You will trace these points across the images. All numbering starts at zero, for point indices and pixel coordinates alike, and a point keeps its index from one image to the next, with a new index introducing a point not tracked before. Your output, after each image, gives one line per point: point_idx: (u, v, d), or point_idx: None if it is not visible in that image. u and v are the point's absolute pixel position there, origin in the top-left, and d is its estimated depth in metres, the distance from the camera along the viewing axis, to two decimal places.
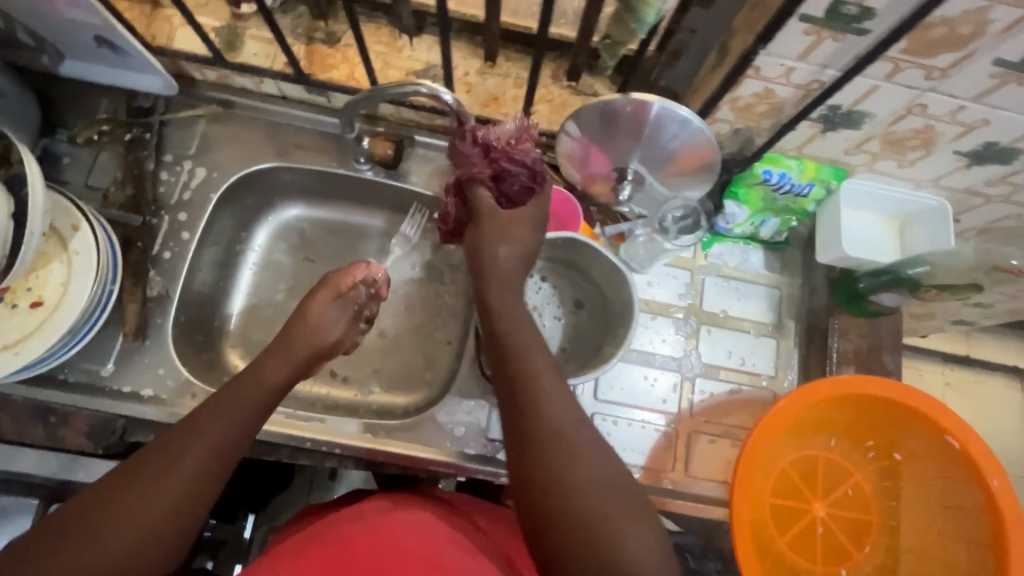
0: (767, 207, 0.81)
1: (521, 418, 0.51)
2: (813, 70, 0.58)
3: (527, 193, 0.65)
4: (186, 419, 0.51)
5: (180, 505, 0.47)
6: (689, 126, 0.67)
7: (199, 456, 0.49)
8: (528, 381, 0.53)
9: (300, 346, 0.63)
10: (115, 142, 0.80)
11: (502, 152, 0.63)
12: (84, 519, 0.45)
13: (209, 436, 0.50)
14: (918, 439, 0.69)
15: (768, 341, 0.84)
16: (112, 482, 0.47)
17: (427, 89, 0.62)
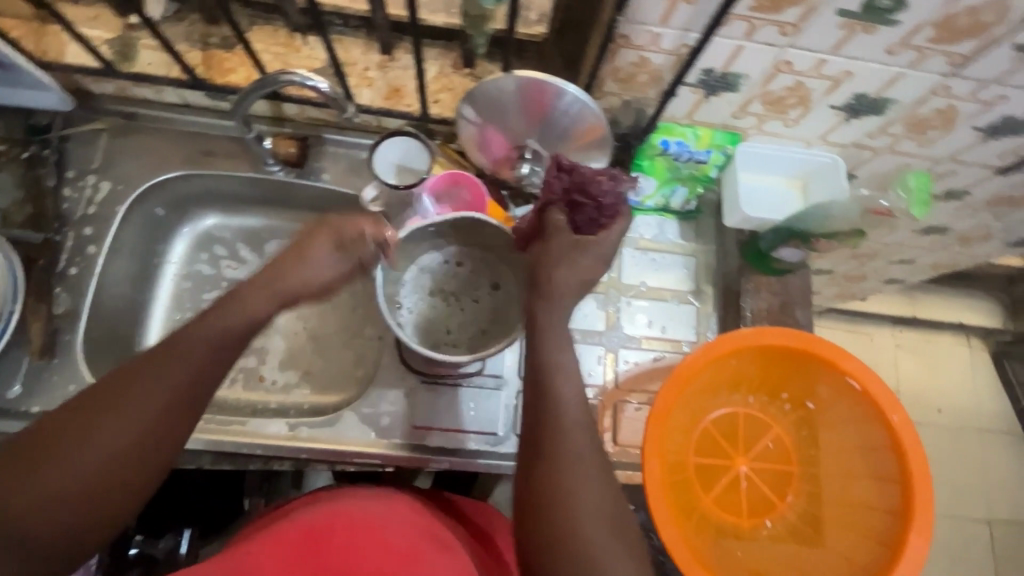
0: (673, 177, 0.84)
1: (548, 431, 0.53)
2: (677, 35, 0.60)
3: (595, 224, 0.62)
4: (156, 351, 0.53)
5: (139, 432, 0.50)
6: (575, 101, 0.68)
7: (159, 388, 0.51)
8: (551, 400, 0.54)
9: (266, 290, 0.58)
10: (14, 162, 0.79)
11: (578, 181, 0.62)
12: (58, 439, 0.49)
13: (172, 368, 0.52)
14: (826, 386, 0.72)
15: (688, 307, 0.86)
16: (95, 400, 0.50)
17: (299, 78, 0.63)
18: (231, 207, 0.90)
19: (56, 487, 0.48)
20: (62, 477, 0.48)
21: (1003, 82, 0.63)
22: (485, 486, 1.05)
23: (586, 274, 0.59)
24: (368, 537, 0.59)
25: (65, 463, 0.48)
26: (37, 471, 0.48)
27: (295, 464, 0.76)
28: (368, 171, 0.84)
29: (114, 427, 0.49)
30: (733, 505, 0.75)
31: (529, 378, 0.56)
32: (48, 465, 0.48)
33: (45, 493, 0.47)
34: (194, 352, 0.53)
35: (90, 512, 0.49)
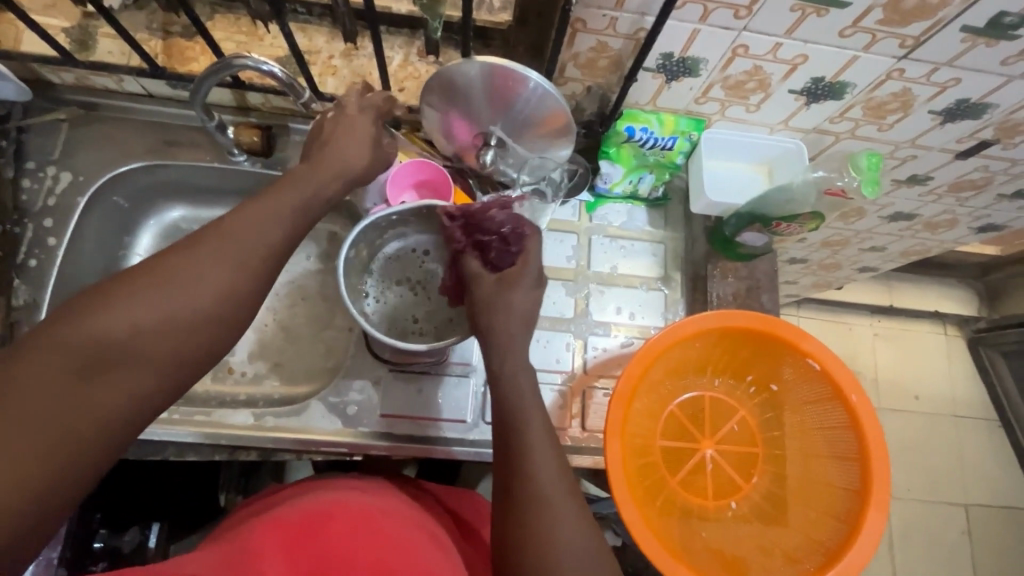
0: (640, 164, 0.84)
1: (514, 474, 0.53)
2: (633, 19, 0.61)
3: (508, 254, 0.65)
4: (239, 212, 0.51)
5: (225, 286, 0.47)
6: (537, 89, 0.66)
7: (246, 244, 0.49)
8: (516, 430, 0.55)
9: (335, 166, 0.60)
10: None
11: (474, 225, 0.68)
12: (132, 284, 0.44)
13: (259, 228, 0.50)
14: (789, 368, 0.72)
15: (657, 294, 0.86)
16: (164, 261, 0.46)
17: (253, 61, 0.63)
18: (198, 198, 0.89)
19: (127, 328, 0.42)
20: (133, 324, 0.42)
21: (956, 64, 0.64)
22: (462, 476, 1.05)
23: (519, 306, 0.62)
24: (368, 526, 0.58)
25: (139, 307, 0.43)
26: (108, 312, 0.42)
27: (260, 454, 0.76)
28: None
29: (203, 275, 0.46)
30: (700, 488, 0.75)
31: (495, 416, 0.57)
32: (119, 306, 0.42)
33: (109, 336, 0.41)
34: (280, 214, 0.53)
35: (155, 372, 0.43)
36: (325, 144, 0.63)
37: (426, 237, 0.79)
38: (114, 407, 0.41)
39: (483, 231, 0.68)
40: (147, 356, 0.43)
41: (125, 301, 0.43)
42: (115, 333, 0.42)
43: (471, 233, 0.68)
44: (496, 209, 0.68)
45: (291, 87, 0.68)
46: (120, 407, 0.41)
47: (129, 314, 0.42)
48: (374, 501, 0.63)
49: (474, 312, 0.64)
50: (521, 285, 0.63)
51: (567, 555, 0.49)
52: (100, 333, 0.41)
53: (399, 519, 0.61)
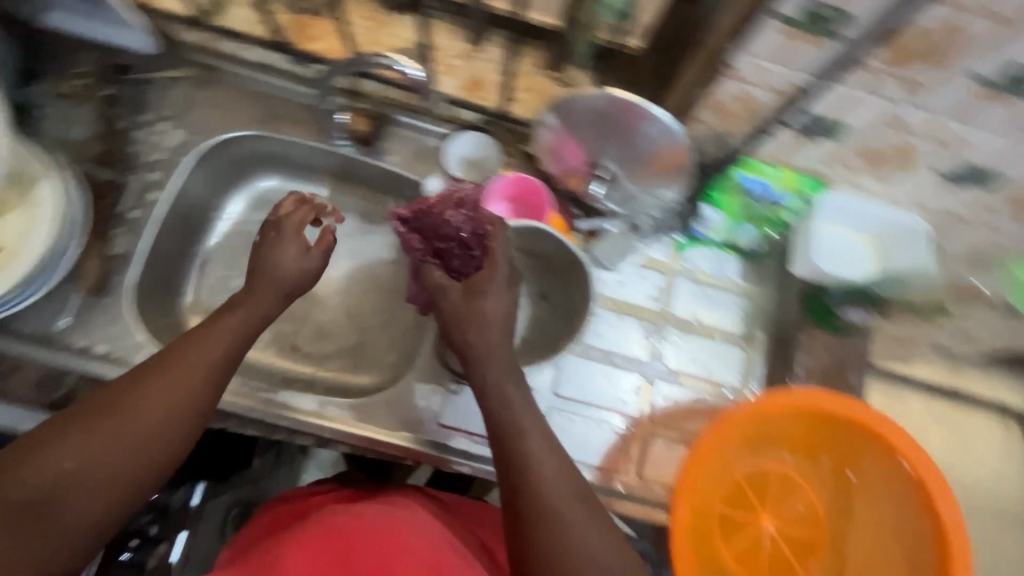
0: (745, 215, 0.80)
1: (522, 486, 0.50)
2: (789, 74, 0.57)
3: (472, 260, 0.65)
4: (185, 340, 0.53)
5: (160, 416, 0.49)
6: (659, 125, 0.67)
7: (191, 369, 0.51)
8: (516, 442, 0.51)
9: (269, 281, 0.59)
10: (94, 98, 0.80)
11: (429, 230, 0.68)
12: (77, 423, 0.47)
13: (200, 353, 0.52)
14: (872, 458, 0.68)
15: (736, 351, 0.83)
16: (110, 394, 0.49)
17: (386, 61, 0.60)
18: (292, 172, 0.90)
19: (65, 470, 0.45)
20: (73, 463, 0.45)
21: None
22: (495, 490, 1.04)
23: (491, 308, 0.57)
24: (388, 538, 0.59)
25: (80, 446, 0.46)
26: (53, 455, 0.45)
27: (314, 442, 0.76)
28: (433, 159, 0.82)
29: (140, 408, 0.48)
30: (753, 563, 0.71)
31: (488, 432, 0.54)
32: (62, 448, 0.45)
33: (50, 480, 0.44)
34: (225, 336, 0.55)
35: (92, 506, 0.45)
36: (253, 268, 0.61)
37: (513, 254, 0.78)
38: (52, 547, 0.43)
39: (447, 238, 0.67)
40: (90, 488, 0.45)
41: (68, 442, 0.46)
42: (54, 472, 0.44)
43: (430, 241, 0.67)
44: (450, 212, 0.67)
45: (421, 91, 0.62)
46: (57, 544, 0.44)
47: (68, 455, 0.45)
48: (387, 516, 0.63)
49: (449, 326, 0.59)
50: (494, 297, 0.57)
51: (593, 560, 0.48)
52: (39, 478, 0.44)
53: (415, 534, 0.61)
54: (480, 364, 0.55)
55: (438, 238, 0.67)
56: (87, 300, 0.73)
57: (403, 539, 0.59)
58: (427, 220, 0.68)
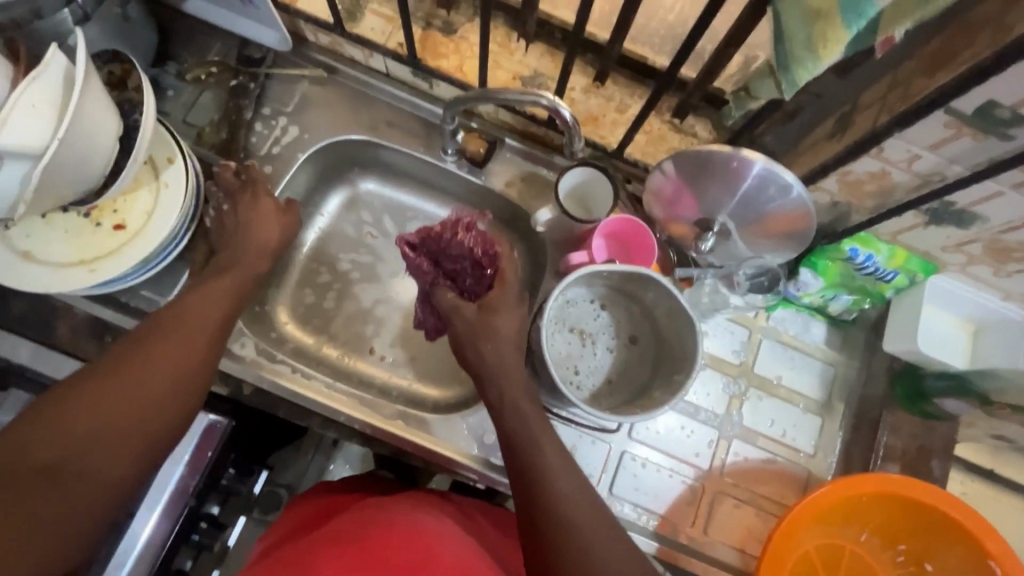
0: (843, 284, 0.78)
1: (538, 505, 0.53)
2: (938, 162, 0.57)
3: (485, 278, 0.68)
4: (183, 309, 0.61)
5: (167, 372, 0.56)
6: (789, 193, 0.65)
7: (195, 329, 0.59)
8: (534, 454, 0.55)
9: (258, 245, 0.69)
10: (220, 86, 0.82)
11: (440, 253, 0.69)
12: (88, 387, 0.52)
13: (199, 323, 0.60)
14: (957, 558, 0.67)
15: (814, 419, 0.81)
16: (117, 361, 0.55)
17: (548, 102, 0.62)
18: (392, 178, 0.91)
19: (81, 431, 0.50)
20: (85, 423, 0.51)
21: None
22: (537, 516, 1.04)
23: (506, 329, 0.61)
24: (420, 548, 0.59)
25: (95, 407, 0.51)
26: (69, 417, 0.51)
27: (392, 450, 0.78)
28: (536, 187, 0.83)
29: (148, 370, 0.55)
30: None
31: (505, 453, 0.57)
32: (75, 411, 0.51)
33: (69, 440, 0.50)
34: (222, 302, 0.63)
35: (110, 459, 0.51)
36: (239, 231, 0.70)
37: (606, 292, 0.78)
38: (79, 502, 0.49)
39: (461, 259, 0.68)
40: (113, 446, 0.51)
41: (79, 404, 0.51)
42: (71, 431, 0.50)
43: (440, 264, 0.69)
44: (461, 233, 0.68)
45: (569, 133, 0.66)
46: (84, 499, 0.49)
47: (83, 417, 0.51)
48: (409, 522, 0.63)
49: (465, 343, 0.61)
50: (507, 312, 0.62)
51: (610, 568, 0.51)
52: (57, 436, 0.49)
53: (440, 538, 0.62)
54: (509, 387, 0.59)
55: (449, 258, 0.69)
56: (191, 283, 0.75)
57: (428, 542, 0.60)
58: (436, 244, 0.69)
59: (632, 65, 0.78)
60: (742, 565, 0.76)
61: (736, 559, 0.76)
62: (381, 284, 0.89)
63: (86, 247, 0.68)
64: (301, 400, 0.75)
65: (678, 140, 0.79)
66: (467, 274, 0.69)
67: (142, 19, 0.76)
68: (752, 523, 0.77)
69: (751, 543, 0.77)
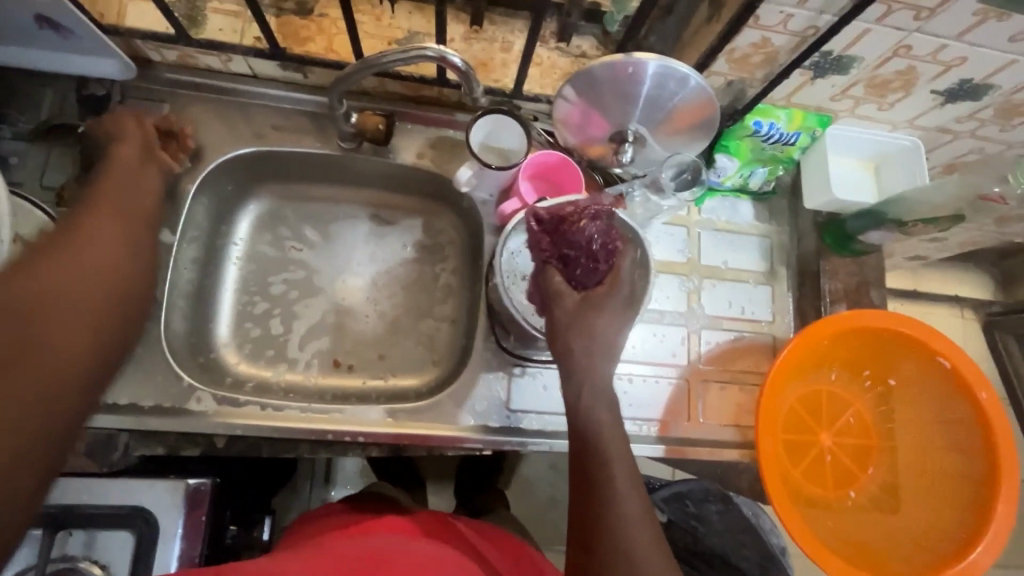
0: (755, 158, 0.83)
1: (586, 517, 0.50)
2: (810, 16, 0.60)
3: (596, 272, 0.62)
4: (84, 202, 0.57)
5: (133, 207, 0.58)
6: (689, 84, 0.67)
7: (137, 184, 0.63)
8: (597, 463, 0.52)
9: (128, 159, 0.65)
10: (69, 137, 0.73)
11: (558, 237, 0.63)
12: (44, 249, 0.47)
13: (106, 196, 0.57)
14: (911, 365, 0.75)
15: (765, 288, 0.87)
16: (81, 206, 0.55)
17: (435, 53, 0.59)
18: (298, 184, 0.86)
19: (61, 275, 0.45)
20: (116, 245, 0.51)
21: None
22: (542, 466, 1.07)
23: (597, 331, 0.58)
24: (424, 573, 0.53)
25: (92, 250, 0.49)
26: (63, 272, 0.45)
27: (391, 448, 0.76)
28: (447, 150, 0.81)
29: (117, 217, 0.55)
30: (821, 477, 0.77)
31: (574, 451, 0.54)
32: (57, 260, 0.46)
33: (53, 289, 0.43)
34: (130, 178, 0.62)
35: (134, 287, 0.51)
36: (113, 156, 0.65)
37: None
38: (79, 333, 0.43)
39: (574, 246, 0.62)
40: (77, 301, 0.45)
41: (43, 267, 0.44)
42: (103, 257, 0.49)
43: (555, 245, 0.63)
44: (585, 221, 0.63)
45: (465, 80, 0.63)
46: (71, 330, 0.43)
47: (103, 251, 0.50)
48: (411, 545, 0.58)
49: (554, 337, 0.60)
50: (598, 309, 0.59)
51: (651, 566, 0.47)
52: (107, 265, 0.49)
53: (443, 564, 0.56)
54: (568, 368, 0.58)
55: (562, 242, 0.62)
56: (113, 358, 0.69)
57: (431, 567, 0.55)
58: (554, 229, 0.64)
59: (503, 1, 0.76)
60: (741, 438, 0.82)
61: (736, 435, 0.82)
62: (322, 295, 0.85)
63: None
64: (280, 433, 0.71)
65: (570, 64, 0.79)
66: (579, 264, 0.62)
67: None
68: (741, 399, 0.83)
69: (744, 417, 0.82)
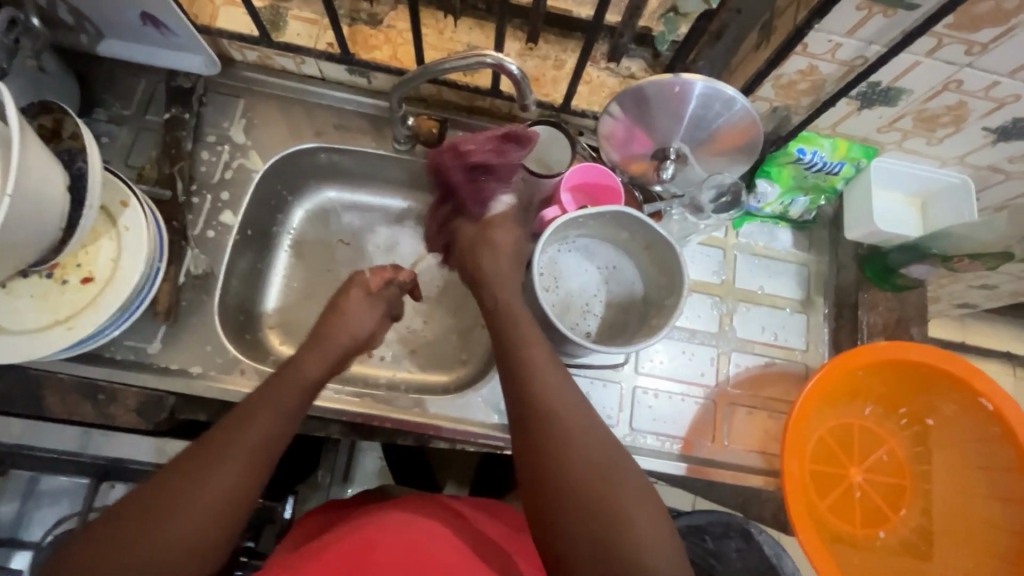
0: (796, 186, 0.83)
1: (551, 481, 0.54)
2: (858, 46, 0.61)
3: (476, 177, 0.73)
4: (283, 370, 0.63)
5: (265, 450, 0.55)
6: (734, 106, 0.69)
7: (340, 334, 0.70)
8: (547, 423, 0.57)
9: (342, 334, 0.70)
10: (155, 123, 0.80)
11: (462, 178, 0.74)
12: (217, 440, 0.54)
13: (259, 419, 0.56)
14: (952, 405, 0.72)
15: (800, 317, 0.86)
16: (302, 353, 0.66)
17: (493, 60, 0.63)
18: (352, 181, 0.91)
19: (250, 465, 0.53)
20: (227, 497, 0.51)
21: None
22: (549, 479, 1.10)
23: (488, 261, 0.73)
24: (418, 558, 0.57)
25: (216, 490, 0.51)
26: (202, 480, 0.51)
27: (415, 440, 0.77)
28: None
29: (263, 439, 0.55)
30: (848, 515, 0.75)
31: (527, 415, 0.58)
32: (241, 450, 0.53)
33: (244, 482, 0.52)
34: (287, 394, 0.60)
35: (216, 544, 0.50)
36: (333, 312, 0.72)
37: (602, 256, 0.82)
38: (187, 527, 0.49)
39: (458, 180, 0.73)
40: (238, 499, 0.52)
41: (237, 457, 0.53)
42: (208, 508, 0.50)
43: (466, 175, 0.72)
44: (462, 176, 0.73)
45: (518, 88, 0.66)
46: (187, 518, 0.49)
47: (211, 499, 0.50)
48: (413, 521, 0.62)
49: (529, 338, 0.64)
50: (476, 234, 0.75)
51: (645, 541, 0.50)
52: (200, 511, 0.50)
53: (433, 542, 0.60)
54: (516, 375, 0.61)
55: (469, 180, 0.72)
56: (166, 327, 0.73)
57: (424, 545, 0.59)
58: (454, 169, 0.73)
59: (560, 21, 0.81)
60: (768, 465, 0.80)
61: (760, 461, 0.81)
62: None
63: (60, 308, 0.66)
64: (314, 411, 0.75)
65: (619, 84, 0.82)
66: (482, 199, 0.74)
67: (58, 69, 0.74)
68: (769, 426, 0.82)
69: (770, 444, 0.81)
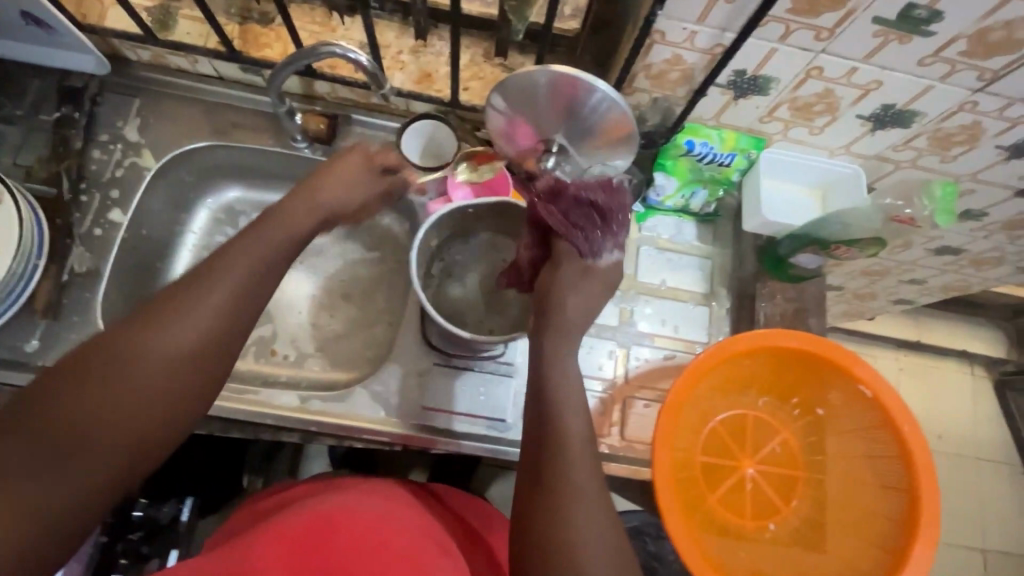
0: (696, 179, 0.82)
1: (539, 459, 0.50)
2: (713, 34, 0.62)
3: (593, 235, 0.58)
4: (225, 257, 0.53)
5: (195, 358, 0.48)
6: (604, 99, 0.67)
7: (310, 212, 0.60)
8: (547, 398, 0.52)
9: (340, 198, 0.63)
10: (46, 122, 0.80)
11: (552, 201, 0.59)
12: (106, 367, 0.45)
13: (178, 326, 0.47)
14: (837, 393, 0.71)
15: (702, 309, 0.85)
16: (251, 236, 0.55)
17: (340, 49, 0.64)
18: (256, 180, 0.90)
19: (175, 374, 0.47)
20: (127, 435, 0.44)
21: None
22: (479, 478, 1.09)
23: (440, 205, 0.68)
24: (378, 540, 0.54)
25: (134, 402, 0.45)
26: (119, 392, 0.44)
27: (303, 436, 0.77)
28: None
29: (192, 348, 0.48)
30: (737, 507, 0.75)
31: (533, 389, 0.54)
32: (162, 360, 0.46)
33: (167, 392, 0.46)
34: (224, 291, 0.50)
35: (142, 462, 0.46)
36: (322, 174, 0.64)
37: None
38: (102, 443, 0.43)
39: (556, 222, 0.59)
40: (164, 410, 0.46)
41: (157, 367, 0.46)
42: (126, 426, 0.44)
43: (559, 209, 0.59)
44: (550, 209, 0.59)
45: (373, 78, 0.68)
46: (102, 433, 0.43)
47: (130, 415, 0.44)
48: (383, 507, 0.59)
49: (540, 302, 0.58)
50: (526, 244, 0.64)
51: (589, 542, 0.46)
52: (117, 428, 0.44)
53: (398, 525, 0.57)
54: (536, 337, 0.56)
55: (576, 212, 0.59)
56: (46, 324, 0.73)
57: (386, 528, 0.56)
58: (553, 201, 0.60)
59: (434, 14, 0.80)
60: None
61: None
62: None
63: None
64: None
65: None
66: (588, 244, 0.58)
67: None
68: None
69: None
